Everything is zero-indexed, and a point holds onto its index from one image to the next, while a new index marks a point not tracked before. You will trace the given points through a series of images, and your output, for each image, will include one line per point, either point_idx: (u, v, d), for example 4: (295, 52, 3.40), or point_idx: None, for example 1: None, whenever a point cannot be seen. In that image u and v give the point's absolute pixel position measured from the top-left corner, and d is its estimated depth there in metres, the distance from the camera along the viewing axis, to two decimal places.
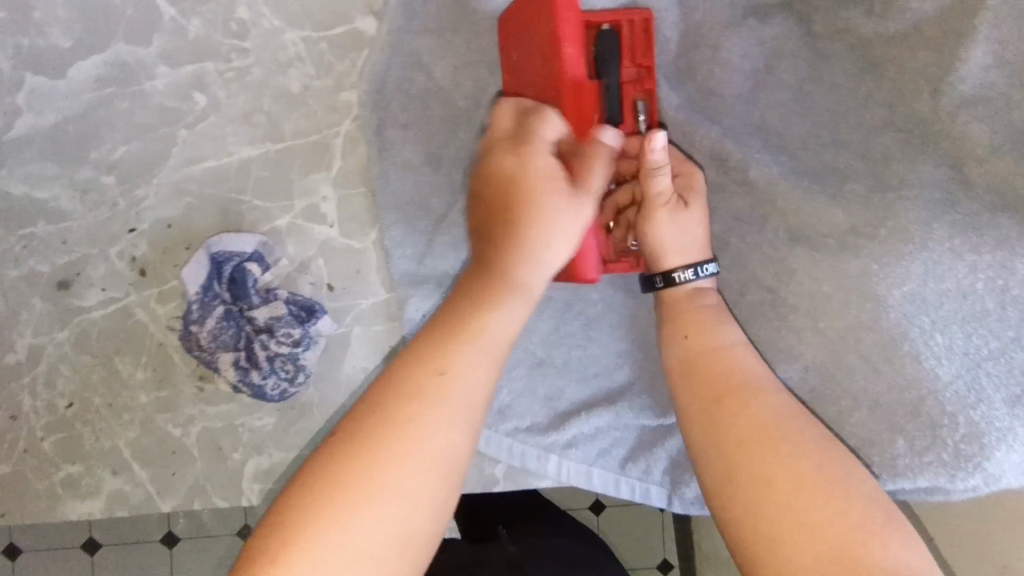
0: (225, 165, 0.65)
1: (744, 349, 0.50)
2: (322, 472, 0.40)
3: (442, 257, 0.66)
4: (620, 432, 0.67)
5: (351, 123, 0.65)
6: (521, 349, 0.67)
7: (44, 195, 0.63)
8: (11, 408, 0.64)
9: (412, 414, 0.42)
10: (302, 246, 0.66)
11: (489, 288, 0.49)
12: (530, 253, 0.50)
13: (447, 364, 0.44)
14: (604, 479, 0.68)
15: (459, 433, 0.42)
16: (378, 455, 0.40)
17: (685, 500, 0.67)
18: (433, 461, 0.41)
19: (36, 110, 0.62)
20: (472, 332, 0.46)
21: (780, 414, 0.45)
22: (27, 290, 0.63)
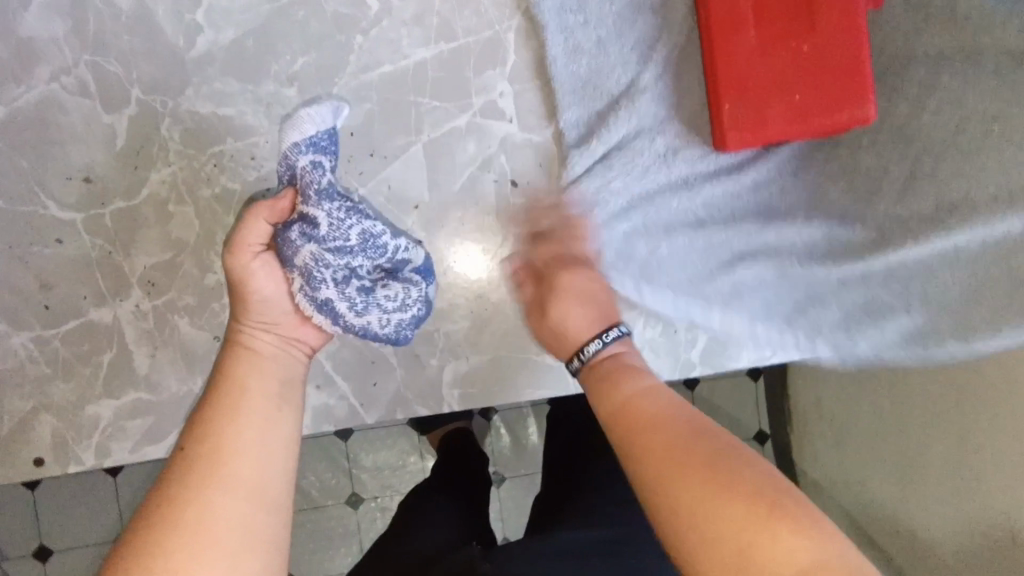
0: (401, 68, 0.64)
1: (651, 388, 0.50)
2: (180, 479, 0.46)
3: (616, 130, 0.64)
4: (784, 286, 0.65)
5: (522, 14, 0.64)
6: (680, 205, 0.65)
7: (231, 113, 0.63)
8: (215, 329, 0.64)
9: (187, 489, 0.46)
10: (482, 143, 0.65)
11: (229, 357, 0.55)
12: (254, 317, 0.57)
13: (207, 434, 0.48)
14: (768, 335, 0.66)
15: (241, 488, 0.47)
16: (165, 531, 0.44)
17: (857, 353, 0.65)
18: (206, 529, 0.44)
19: (217, 27, 0.62)
20: (230, 398, 0.51)
21: (674, 436, 0.45)
22: (221, 210, 0.63)
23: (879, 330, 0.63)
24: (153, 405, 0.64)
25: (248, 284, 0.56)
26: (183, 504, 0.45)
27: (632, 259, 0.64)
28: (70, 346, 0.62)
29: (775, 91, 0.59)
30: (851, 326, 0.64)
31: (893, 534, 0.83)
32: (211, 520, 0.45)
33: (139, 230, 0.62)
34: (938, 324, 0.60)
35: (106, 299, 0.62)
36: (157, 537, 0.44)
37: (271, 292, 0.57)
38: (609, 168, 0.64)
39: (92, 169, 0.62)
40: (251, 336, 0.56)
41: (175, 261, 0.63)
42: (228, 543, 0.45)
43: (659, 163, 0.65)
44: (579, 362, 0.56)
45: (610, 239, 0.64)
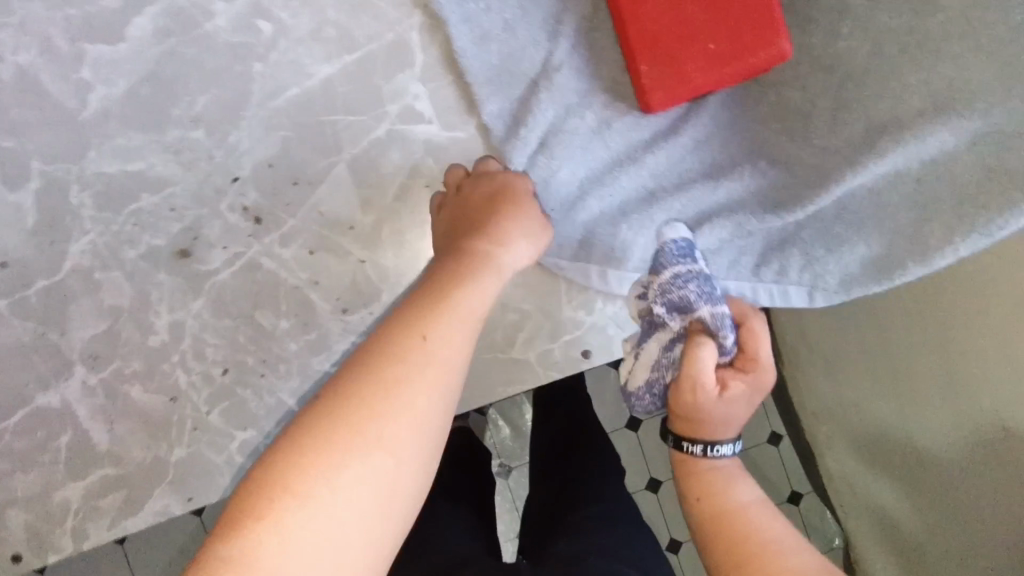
0: (308, 89, 0.62)
1: (761, 504, 0.53)
2: (390, 363, 0.45)
3: (543, 114, 0.62)
4: (745, 240, 0.63)
5: (421, 11, 0.62)
6: (629, 179, 0.64)
7: (140, 166, 0.60)
8: (169, 390, 0.62)
9: (393, 372, 0.44)
10: (406, 152, 0.63)
11: (468, 263, 0.54)
12: (501, 237, 0.57)
13: (426, 327, 0.48)
14: (740, 292, 0.64)
15: (433, 398, 0.45)
16: (360, 405, 0.43)
17: (829, 291, 0.63)
18: (399, 430, 0.43)
19: (106, 81, 0.59)
20: (449, 305, 0.50)
21: (813, 572, 0.47)
22: (151, 268, 0.61)
23: (846, 263, 0.62)
24: (122, 479, 0.62)
25: (493, 241, 0.56)
26: (344, 427, 0.42)
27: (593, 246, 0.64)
28: (24, 436, 0.60)
29: (688, 43, 0.57)
30: (810, 265, 0.62)
31: (883, 453, 0.82)
32: (396, 418, 0.43)
33: (70, 305, 0.60)
34: (886, 246, 0.60)
35: (51, 382, 0.60)
36: (342, 404, 0.43)
37: (533, 225, 0.59)
38: (545, 155, 0.63)
39: (8, 252, 0.59)
40: (490, 251, 0.56)
41: (115, 329, 0.61)
42: (404, 451, 0.43)
43: (595, 141, 0.64)
44: (701, 450, 0.54)
45: (569, 227, 0.64)
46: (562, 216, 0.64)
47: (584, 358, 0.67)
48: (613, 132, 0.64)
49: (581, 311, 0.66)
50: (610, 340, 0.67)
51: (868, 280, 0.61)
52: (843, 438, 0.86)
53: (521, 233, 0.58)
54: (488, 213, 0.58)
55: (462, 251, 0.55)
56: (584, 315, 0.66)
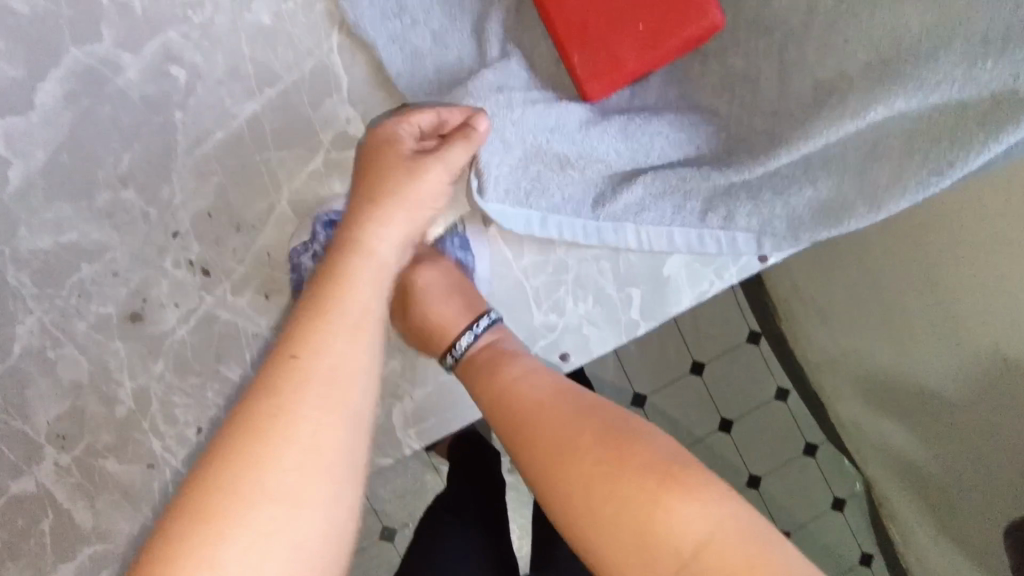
0: (235, 129, 0.59)
1: (533, 371, 0.53)
2: (264, 399, 0.37)
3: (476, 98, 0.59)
4: (690, 183, 0.59)
5: (339, 32, 0.60)
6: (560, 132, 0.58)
7: (74, 236, 0.58)
8: (145, 458, 0.60)
9: (269, 408, 0.37)
10: (347, 179, 0.61)
11: (341, 258, 0.44)
12: (382, 219, 0.47)
13: (299, 344, 0.39)
14: (686, 238, 0.62)
15: (333, 415, 0.38)
16: (231, 472, 0.35)
17: (777, 238, 0.61)
18: (294, 473, 0.36)
19: (23, 153, 0.57)
20: (324, 311, 0.40)
21: (576, 414, 0.47)
22: (104, 337, 0.59)
23: (797, 206, 0.59)
24: (112, 555, 0.60)
25: (370, 226, 0.47)
26: (219, 492, 0.34)
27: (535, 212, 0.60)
28: (4, 528, 0.59)
29: (618, 27, 0.55)
30: (760, 213, 0.59)
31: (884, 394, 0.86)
32: (281, 468, 0.36)
33: (28, 389, 0.58)
34: (835, 191, 0.58)
35: (22, 469, 0.59)
36: (217, 466, 0.35)
37: (431, 190, 0.50)
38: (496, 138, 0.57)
39: None
40: (365, 238, 0.46)
41: (78, 406, 0.59)
42: (298, 504, 0.36)
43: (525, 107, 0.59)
44: (453, 358, 0.59)
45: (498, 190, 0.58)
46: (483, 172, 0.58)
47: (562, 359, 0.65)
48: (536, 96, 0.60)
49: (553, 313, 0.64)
50: (587, 339, 0.65)
51: (818, 226, 0.59)
52: (853, 385, 0.93)
53: (410, 209, 0.49)
54: (378, 188, 0.49)
55: (335, 247, 0.46)
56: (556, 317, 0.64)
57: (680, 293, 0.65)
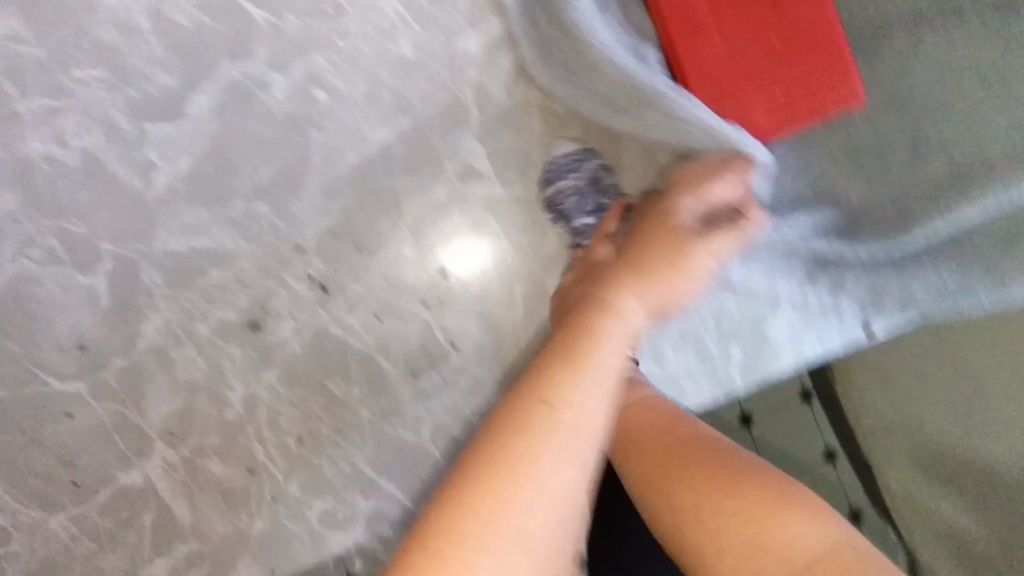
0: (366, 153, 0.61)
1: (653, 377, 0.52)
2: (516, 437, 0.38)
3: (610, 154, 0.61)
4: (803, 247, 0.59)
5: (475, 68, 0.61)
6: None
7: (207, 242, 0.60)
8: (247, 462, 0.62)
9: (522, 452, 0.38)
10: (467, 210, 0.62)
11: (595, 313, 0.44)
12: (648, 287, 0.47)
13: (552, 395, 0.39)
14: (791, 297, 0.60)
15: (574, 470, 0.39)
16: (487, 500, 0.37)
17: (886, 314, 0.59)
18: (537, 509, 0.38)
19: (170, 159, 0.59)
20: (579, 365, 0.41)
21: (692, 435, 0.47)
22: (222, 341, 0.61)
23: (913, 285, 0.57)
24: (205, 552, 0.62)
25: (627, 286, 0.46)
26: (471, 516, 0.37)
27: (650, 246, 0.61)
28: (108, 515, 0.61)
29: (753, 91, 0.56)
30: (872, 279, 0.58)
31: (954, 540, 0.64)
32: (530, 503, 0.37)
33: (147, 384, 0.61)
34: (957, 276, 0.56)
35: (132, 460, 0.61)
36: (477, 490, 0.37)
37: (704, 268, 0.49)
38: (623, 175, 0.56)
39: (83, 336, 0.60)
40: (625, 303, 0.46)
41: (191, 405, 0.61)
42: (534, 543, 0.38)
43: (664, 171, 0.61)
44: None
45: None
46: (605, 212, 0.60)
47: None
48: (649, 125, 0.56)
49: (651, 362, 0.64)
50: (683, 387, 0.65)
51: (937, 306, 0.58)
52: None
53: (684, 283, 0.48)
54: (651, 243, 0.49)
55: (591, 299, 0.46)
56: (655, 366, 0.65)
57: (779, 354, 0.64)
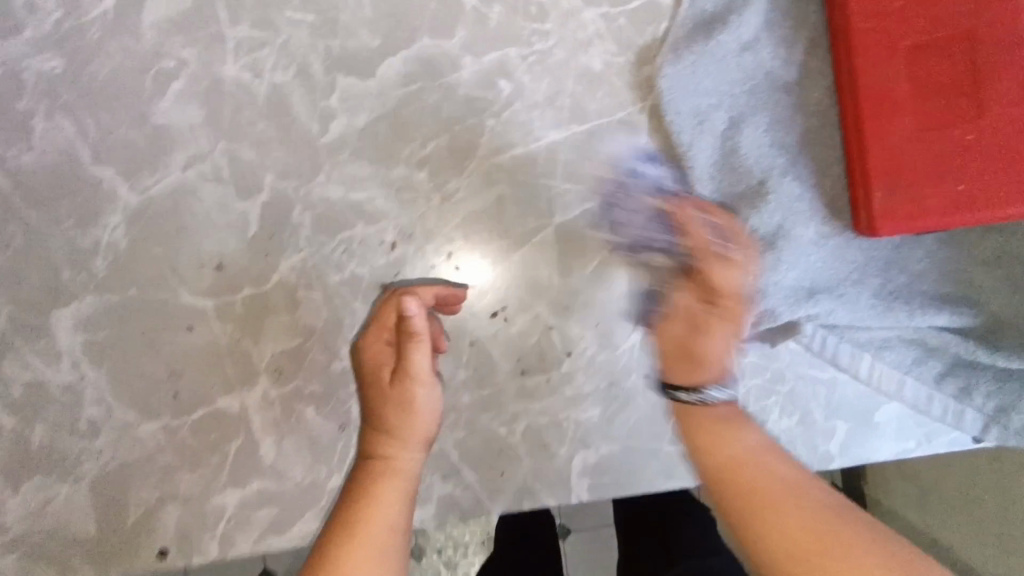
0: (533, 150, 0.63)
1: (756, 447, 0.52)
2: (358, 487, 0.54)
3: (768, 216, 0.62)
4: (939, 347, 0.62)
5: (655, 95, 0.62)
6: (846, 256, 0.62)
7: (362, 197, 0.62)
8: (340, 418, 0.62)
9: (359, 496, 0.53)
10: (615, 227, 0.63)
11: (716, 430, 0.54)
12: (751, 452, 0.52)
13: (375, 448, 0.57)
14: (916, 393, 0.62)
15: (382, 518, 0.51)
16: (351, 530, 0.50)
17: (1009, 429, 0.60)
18: (372, 549, 0.49)
19: (349, 112, 0.61)
20: (404, 425, 0.57)
21: (786, 493, 0.48)
22: (350, 295, 0.62)
23: None
24: (277, 495, 0.62)
25: (737, 440, 0.53)
26: (358, 545, 0.49)
27: (800, 308, 0.62)
28: (198, 435, 0.61)
29: (935, 180, 0.55)
30: (1000, 395, 0.61)
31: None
32: (375, 535, 0.50)
33: (269, 318, 0.62)
34: None
35: (235, 388, 0.61)
36: (341, 534, 0.50)
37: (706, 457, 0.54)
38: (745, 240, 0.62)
39: (224, 256, 0.61)
40: (732, 451, 0.52)
41: (303, 348, 0.62)
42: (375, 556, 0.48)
43: (813, 240, 0.62)
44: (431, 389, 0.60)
45: (773, 278, 0.62)
46: (760, 256, 0.62)
47: None
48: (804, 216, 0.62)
49: (755, 419, 0.64)
50: None
51: None
52: None
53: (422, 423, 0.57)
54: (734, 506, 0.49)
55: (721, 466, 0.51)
56: (757, 423, 0.64)
57: (884, 443, 0.64)
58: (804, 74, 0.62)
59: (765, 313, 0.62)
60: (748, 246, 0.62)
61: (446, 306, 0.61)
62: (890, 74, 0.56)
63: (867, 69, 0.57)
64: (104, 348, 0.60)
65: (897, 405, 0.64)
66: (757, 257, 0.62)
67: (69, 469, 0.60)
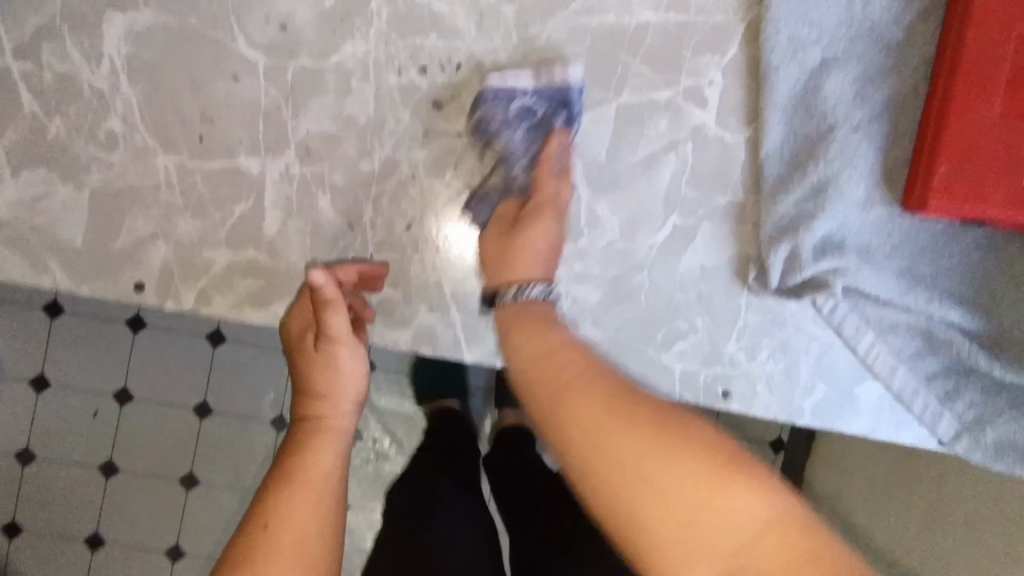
0: (623, 24, 0.62)
1: (572, 346, 0.49)
2: (291, 442, 0.56)
3: (829, 163, 0.60)
4: (944, 346, 0.62)
5: (759, 11, 0.62)
6: (886, 229, 0.61)
7: (444, 9, 0.60)
8: (351, 216, 0.61)
9: (291, 453, 0.54)
10: (674, 126, 0.63)
11: (557, 409, 0.45)
12: (574, 350, 0.48)
13: (304, 408, 0.58)
14: (905, 383, 0.63)
15: (319, 477, 0.53)
16: (285, 492, 0.51)
17: (979, 444, 0.62)
18: (309, 496, 0.51)
19: None
20: (331, 383, 0.58)
21: (607, 397, 0.44)
22: (400, 101, 0.61)
23: (1012, 431, 0.61)
24: (267, 271, 0.61)
25: (550, 334, 0.49)
26: (284, 514, 0.49)
27: (827, 261, 0.60)
28: (210, 184, 0.60)
29: (998, 172, 0.57)
30: (983, 408, 0.61)
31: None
32: (311, 479, 0.52)
33: (316, 95, 0.60)
34: None
35: (260, 151, 0.60)
36: (272, 502, 0.50)
37: (559, 345, 0.48)
38: (796, 179, 0.60)
39: (291, 19, 0.59)
40: (550, 405, 0.46)
41: (339, 137, 0.61)
42: (305, 506, 0.50)
43: (862, 201, 0.61)
44: (287, 321, 0.61)
45: (814, 223, 0.59)
46: (807, 201, 0.60)
47: (723, 397, 0.65)
48: (857, 174, 0.60)
49: (743, 353, 0.64)
50: (755, 394, 0.65)
51: None
52: None
53: (347, 385, 0.59)
54: (578, 415, 0.44)
55: (527, 368, 0.48)
56: (743, 358, 0.65)
57: (856, 418, 0.65)
58: (911, 35, 0.60)
59: (793, 256, 0.60)
60: (799, 186, 0.60)
61: (369, 281, 0.61)
62: (995, 58, 0.56)
63: (978, 47, 0.56)
64: (147, 67, 0.58)
65: (880, 387, 0.64)
66: (803, 204, 0.60)
67: (74, 173, 0.58)
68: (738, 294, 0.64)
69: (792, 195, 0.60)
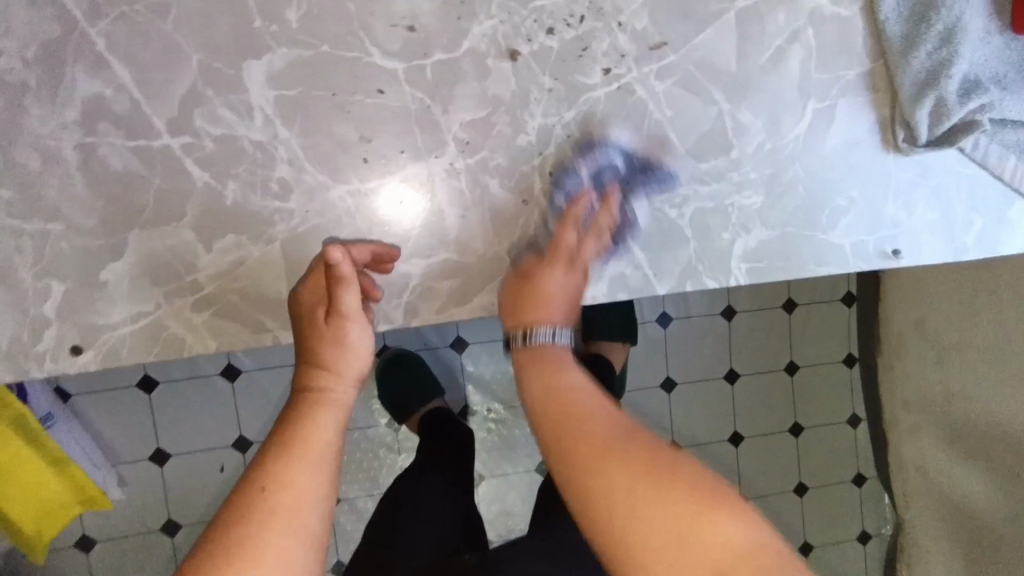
0: None
1: (585, 386, 0.53)
2: (298, 408, 0.52)
3: (950, 8, 0.62)
4: None
5: None
6: (1008, 54, 0.65)
7: None
8: (523, 192, 0.63)
9: (301, 421, 0.51)
10: (793, 16, 0.64)
11: (557, 421, 0.50)
12: (601, 409, 0.50)
13: (304, 377, 0.55)
14: None
15: (319, 470, 0.49)
16: (292, 460, 0.48)
17: None
18: (316, 467, 0.49)
19: None
20: (334, 351, 0.55)
21: (631, 446, 0.46)
22: (538, 68, 0.62)
23: None
24: (461, 268, 0.64)
25: (560, 371, 0.53)
26: (289, 480, 0.47)
27: (973, 100, 0.64)
28: (387, 202, 0.61)
29: None
30: None
31: (948, 430, 1.05)
32: (314, 449, 0.50)
33: (459, 85, 0.61)
34: None
35: (422, 155, 0.61)
36: (285, 461, 0.48)
37: (587, 396, 0.51)
38: (923, 34, 0.63)
39: (417, 17, 0.59)
40: (561, 431, 0.49)
41: (491, 119, 0.62)
42: (313, 482, 0.48)
43: (983, 35, 0.64)
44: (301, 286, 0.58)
45: (952, 68, 0.63)
46: (941, 50, 0.63)
47: (894, 257, 0.70)
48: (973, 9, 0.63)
49: (902, 211, 0.69)
50: (923, 244, 0.70)
51: None
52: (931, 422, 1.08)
53: (351, 363, 0.55)
54: (577, 439, 0.47)
55: (539, 405, 0.52)
56: (904, 216, 0.69)
57: (1014, 237, 0.71)
58: None
59: (939, 106, 0.64)
60: (930, 38, 0.63)
61: (384, 263, 0.60)
62: None
63: None
64: (296, 105, 0.58)
65: None
66: (938, 53, 0.63)
67: (261, 229, 0.59)
68: (885, 156, 0.68)
69: (925, 49, 0.63)
